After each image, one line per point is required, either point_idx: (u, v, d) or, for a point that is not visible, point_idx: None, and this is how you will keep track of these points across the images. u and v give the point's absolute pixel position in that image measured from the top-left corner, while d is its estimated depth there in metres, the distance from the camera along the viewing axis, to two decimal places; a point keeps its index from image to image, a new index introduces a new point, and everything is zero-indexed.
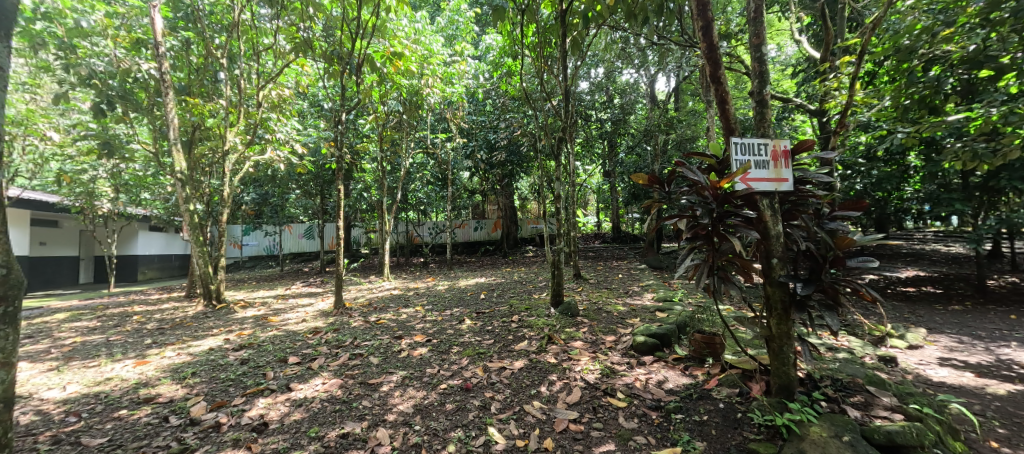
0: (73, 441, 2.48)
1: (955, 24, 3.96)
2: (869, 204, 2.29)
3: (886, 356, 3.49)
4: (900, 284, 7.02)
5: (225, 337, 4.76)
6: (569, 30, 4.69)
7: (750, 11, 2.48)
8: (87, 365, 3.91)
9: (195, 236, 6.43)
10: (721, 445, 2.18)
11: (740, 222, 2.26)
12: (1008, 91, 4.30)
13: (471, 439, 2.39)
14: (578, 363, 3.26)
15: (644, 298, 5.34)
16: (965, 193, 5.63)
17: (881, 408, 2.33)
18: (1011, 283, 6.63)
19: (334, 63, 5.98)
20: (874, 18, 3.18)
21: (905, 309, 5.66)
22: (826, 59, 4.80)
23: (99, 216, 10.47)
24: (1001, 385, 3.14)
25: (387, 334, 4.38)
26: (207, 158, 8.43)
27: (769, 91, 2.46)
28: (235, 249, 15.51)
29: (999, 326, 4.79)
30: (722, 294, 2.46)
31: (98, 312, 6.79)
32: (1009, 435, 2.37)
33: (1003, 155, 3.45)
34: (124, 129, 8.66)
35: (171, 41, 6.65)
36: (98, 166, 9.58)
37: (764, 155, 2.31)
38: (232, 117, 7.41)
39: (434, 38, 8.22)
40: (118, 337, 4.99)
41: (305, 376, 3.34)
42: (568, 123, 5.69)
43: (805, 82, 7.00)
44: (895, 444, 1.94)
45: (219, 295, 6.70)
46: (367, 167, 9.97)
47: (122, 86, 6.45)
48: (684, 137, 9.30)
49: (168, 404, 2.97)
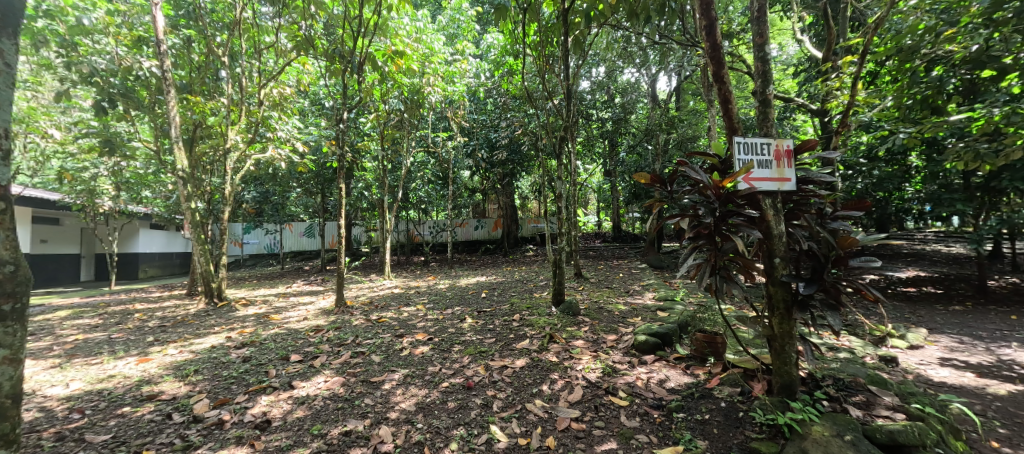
0: (77, 438, 2.49)
1: (958, 23, 3.96)
2: (872, 204, 2.29)
3: (886, 356, 3.50)
4: (901, 284, 7.02)
5: (227, 335, 4.77)
6: (571, 30, 4.70)
7: (754, 11, 2.47)
8: (90, 362, 3.91)
9: (197, 234, 6.41)
10: (723, 444, 2.18)
11: (743, 222, 2.26)
12: (1010, 90, 4.29)
13: (473, 437, 2.39)
14: (580, 363, 3.26)
15: (644, 298, 5.34)
16: (966, 194, 5.64)
17: (884, 407, 2.34)
18: (1012, 284, 6.64)
19: (336, 62, 5.96)
20: (877, 17, 3.15)
21: (906, 309, 5.67)
22: (829, 59, 4.80)
23: (99, 215, 10.45)
24: (1003, 385, 3.14)
25: (389, 332, 4.40)
26: (208, 156, 8.39)
27: (773, 91, 2.44)
28: (234, 247, 15.16)
29: (999, 327, 4.80)
30: (724, 292, 2.48)
31: (99, 310, 6.77)
32: (1010, 434, 2.38)
33: (1004, 156, 3.44)
34: (125, 127, 8.66)
35: (173, 39, 6.58)
36: (99, 164, 9.55)
37: (767, 154, 2.31)
38: (233, 115, 7.41)
39: (437, 37, 8.18)
40: (121, 334, 5.01)
41: (308, 374, 3.35)
42: (570, 123, 5.70)
43: (806, 82, 7.01)
44: (896, 444, 1.95)
45: (220, 293, 6.74)
46: (368, 165, 10.11)
47: (123, 84, 6.41)
48: (685, 136, 9.31)
49: (172, 401, 2.98)
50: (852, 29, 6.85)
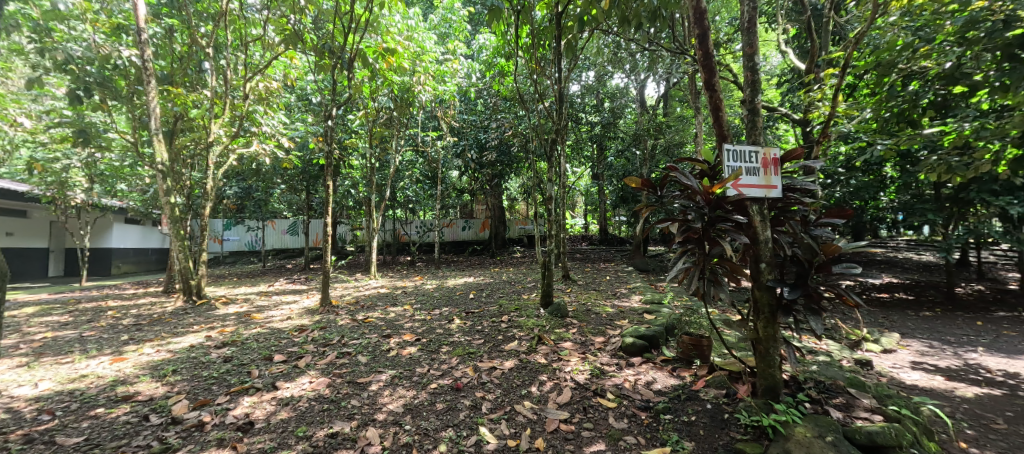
0: (47, 440, 2.39)
1: (934, 41, 4.13)
2: (853, 212, 2.39)
3: (862, 359, 3.61)
4: (875, 290, 7.28)
5: (207, 334, 4.63)
6: (564, 32, 4.73)
7: (745, 21, 2.52)
8: (61, 361, 3.76)
9: (176, 229, 6.22)
10: (709, 445, 2.21)
11: (730, 227, 2.32)
12: (979, 106, 4.48)
13: (463, 439, 2.38)
14: (568, 364, 3.29)
15: (631, 300, 5.40)
16: (937, 204, 5.88)
17: (862, 409, 2.41)
18: (977, 291, 6.96)
19: (325, 57, 5.82)
20: (857, 32, 3.28)
21: (880, 314, 5.87)
22: (811, 71, 4.93)
23: (71, 208, 10.05)
24: (971, 388, 3.29)
25: (375, 333, 4.33)
26: (189, 149, 8.15)
27: (761, 100, 2.50)
28: (214, 244, 14.56)
29: (966, 332, 5.02)
30: (711, 297, 2.52)
31: (69, 307, 6.52)
32: (977, 435, 2.51)
33: (974, 169, 3.58)
34: (100, 117, 8.34)
35: (154, 28, 6.37)
36: (71, 155, 9.15)
37: (755, 162, 2.33)
38: (216, 108, 7.19)
39: (428, 35, 8.13)
40: (92, 332, 4.81)
41: (292, 375, 3.27)
42: (560, 127, 5.73)
43: (789, 92, 7.22)
44: (875, 445, 2.01)
45: (199, 290, 6.57)
46: (356, 163, 9.99)
47: (100, 72, 6.21)
48: (672, 142, 9.51)
49: (149, 402, 2.88)
50: (833, 42, 7.07)
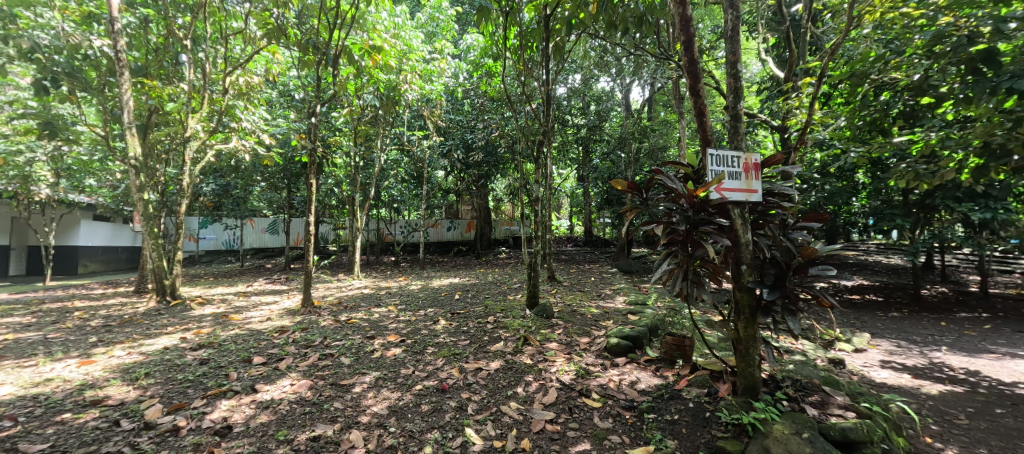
0: (9, 447, 2.27)
1: (903, 53, 4.31)
2: (828, 216, 2.48)
3: (835, 358, 3.74)
4: (847, 291, 7.55)
5: (182, 335, 4.48)
6: (552, 35, 4.75)
7: (728, 29, 2.59)
8: (24, 364, 3.58)
9: (150, 227, 5.99)
10: (691, 444, 2.26)
11: (713, 230, 2.38)
12: (944, 117, 4.70)
13: (448, 440, 2.37)
14: (554, 365, 3.30)
15: (615, 301, 5.46)
16: (905, 209, 6.14)
17: (836, 407, 2.50)
18: (942, 293, 7.30)
19: (309, 53, 5.71)
20: (832, 43, 3.37)
21: (852, 315, 6.10)
22: (789, 79, 5.09)
23: (35, 203, 9.59)
24: (935, 385, 3.45)
25: (359, 334, 4.27)
26: (164, 144, 7.87)
27: (743, 106, 2.56)
28: (189, 243, 14.06)
29: (931, 332, 5.26)
30: (694, 298, 2.57)
31: (32, 307, 6.21)
32: (941, 430, 2.63)
33: (939, 176, 3.74)
34: (68, 109, 7.98)
35: (128, 17, 6.13)
36: (35, 147, 8.72)
37: (736, 167, 2.40)
38: (193, 102, 6.97)
39: (415, 33, 8.05)
40: (58, 334, 4.60)
41: (272, 377, 3.19)
42: (547, 129, 5.76)
43: (768, 100, 7.43)
44: (848, 441, 2.09)
45: (174, 290, 6.35)
46: (339, 161, 9.83)
47: (69, 62, 5.97)
48: (656, 146, 9.67)
49: (119, 407, 2.77)
50: (810, 52, 7.30)
